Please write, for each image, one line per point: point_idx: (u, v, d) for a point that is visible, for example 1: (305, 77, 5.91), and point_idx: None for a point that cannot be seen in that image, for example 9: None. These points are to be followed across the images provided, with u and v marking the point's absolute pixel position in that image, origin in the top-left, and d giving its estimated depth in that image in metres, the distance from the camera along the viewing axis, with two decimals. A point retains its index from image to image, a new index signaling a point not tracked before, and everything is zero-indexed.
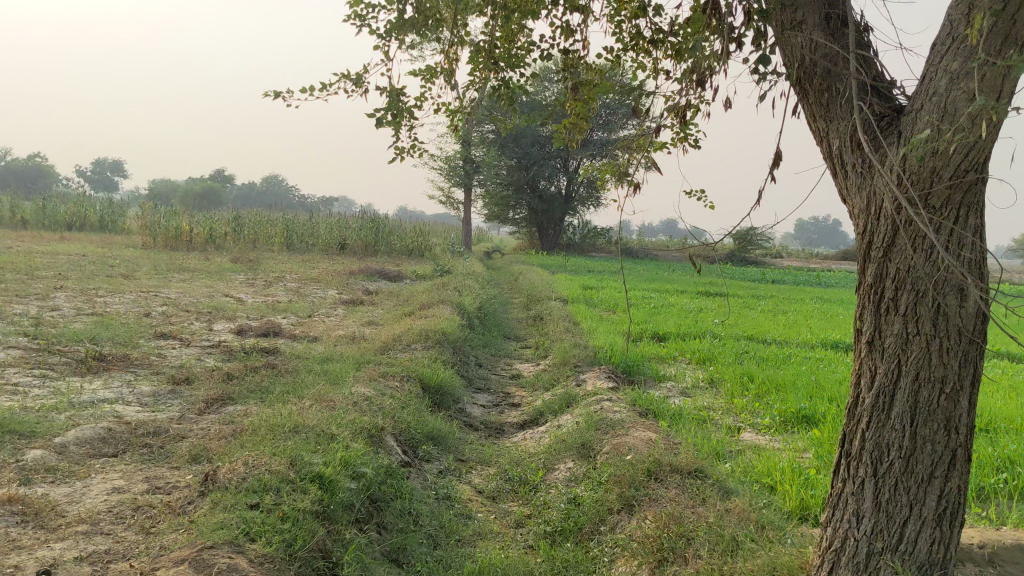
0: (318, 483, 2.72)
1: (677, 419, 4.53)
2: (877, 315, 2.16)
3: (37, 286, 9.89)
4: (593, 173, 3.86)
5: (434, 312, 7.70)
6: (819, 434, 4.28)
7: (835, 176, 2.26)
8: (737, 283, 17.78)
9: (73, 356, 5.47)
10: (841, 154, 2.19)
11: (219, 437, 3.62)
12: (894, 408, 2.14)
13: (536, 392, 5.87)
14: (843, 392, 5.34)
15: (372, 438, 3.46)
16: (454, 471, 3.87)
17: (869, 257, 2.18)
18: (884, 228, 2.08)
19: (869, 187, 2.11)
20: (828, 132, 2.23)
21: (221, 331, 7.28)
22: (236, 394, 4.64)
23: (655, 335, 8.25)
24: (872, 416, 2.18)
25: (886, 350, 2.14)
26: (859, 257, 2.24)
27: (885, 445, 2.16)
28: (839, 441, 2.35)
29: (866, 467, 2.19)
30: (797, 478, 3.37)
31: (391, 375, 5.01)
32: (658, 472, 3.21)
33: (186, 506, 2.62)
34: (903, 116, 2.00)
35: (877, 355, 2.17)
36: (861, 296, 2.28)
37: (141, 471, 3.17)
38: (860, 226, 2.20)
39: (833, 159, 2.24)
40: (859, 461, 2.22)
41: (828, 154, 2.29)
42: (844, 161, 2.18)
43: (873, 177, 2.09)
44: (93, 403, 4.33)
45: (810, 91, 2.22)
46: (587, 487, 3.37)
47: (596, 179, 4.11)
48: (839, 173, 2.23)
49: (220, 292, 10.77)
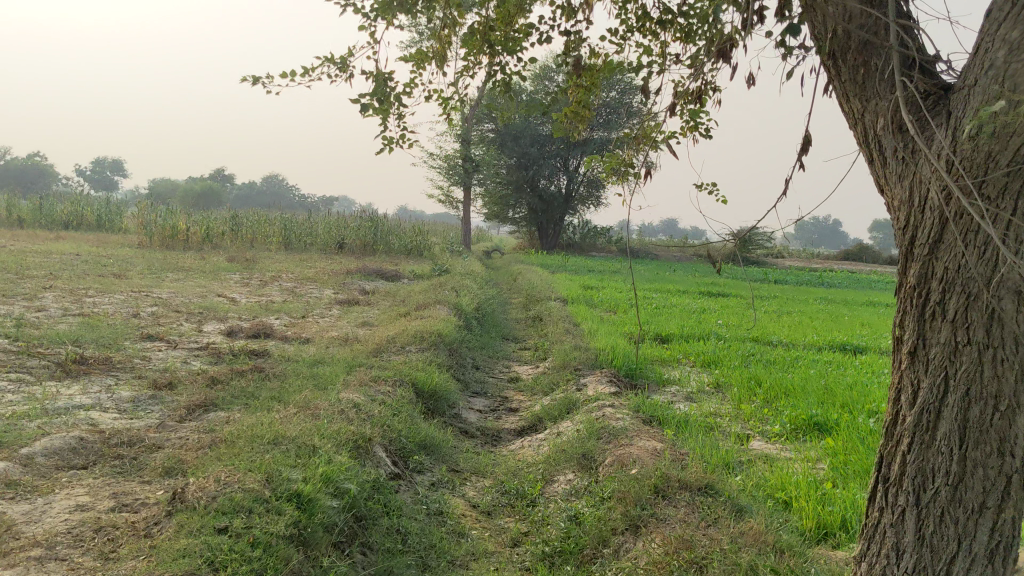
0: (295, 502, 2.51)
1: (683, 428, 4.31)
2: (921, 323, 1.98)
3: (25, 286, 9.66)
4: (595, 166, 3.64)
5: (431, 313, 7.48)
6: (833, 444, 4.06)
7: (873, 164, 2.07)
8: (739, 283, 17.58)
9: (52, 359, 5.24)
10: (881, 138, 2.00)
11: (196, 447, 3.39)
12: (940, 428, 1.95)
13: (535, 396, 5.64)
14: (855, 398, 5.13)
15: (358, 450, 3.24)
16: (447, 482, 3.65)
17: (913, 256, 1.99)
18: (931, 222, 1.90)
19: (912, 177, 1.92)
20: (865, 114, 2.04)
21: (211, 332, 7.05)
22: (220, 400, 4.41)
23: (658, 337, 8.03)
24: (915, 437, 2.01)
25: (930, 362, 1.96)
26: (902, 256, 2.06)
27: (930, 469, 1.98)
28: (879, 463, 2.19)
29: (909, 495, 2.03)
30: (813, 493, 3.15)
31: (382, 379, 4.79)
32: (665, 489, 2.98)
33: (151, 528, 2.40)
34: (954, 94, 1.81)
35: (922, 367, 1.99)
36: (904, 299, 2.10)
37: (109, 486, 2.94)
38: (903, 221, 2.02)
39: (870, 144, 2.06)
40: (900, 488, 2.06)
41: (866, 138, 2.09)
42: (884, 146, 1.99)
43: (917, 164, 1.90)
44: (68, 409, 4.10)
45: (845, 66, 2.03)
46: (589, 502, 3.15)
47: (599, 173, 3.88)
48: (879, 160, 2.05)
49: (214, 291, 10.54)
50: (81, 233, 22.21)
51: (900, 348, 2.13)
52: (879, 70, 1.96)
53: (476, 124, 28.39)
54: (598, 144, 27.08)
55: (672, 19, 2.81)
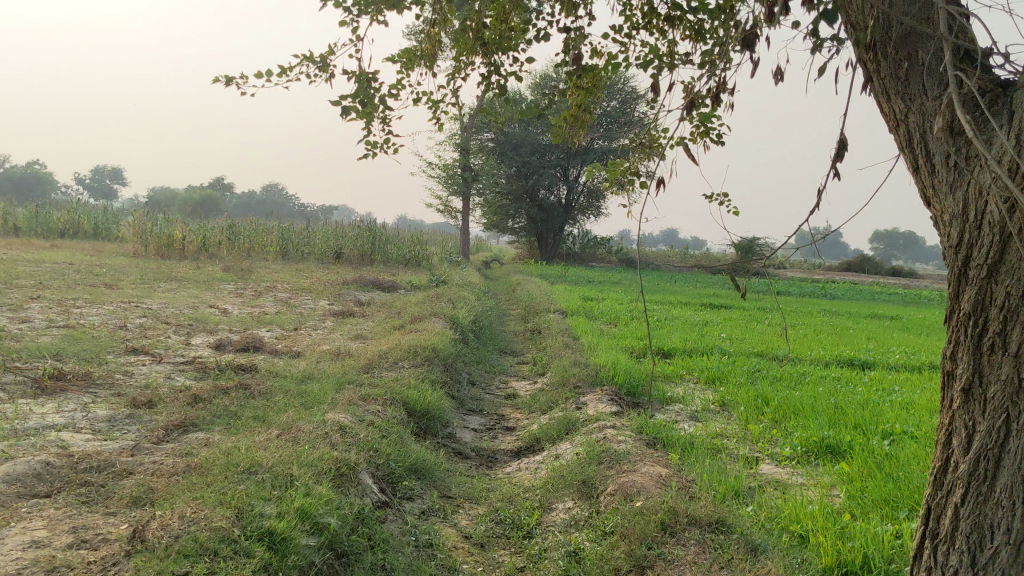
0: (267, 542, 2.35)
1: (689, 451, 4.10)
2: (979, 356, 1.82)
3: (12, 296, 9.43)
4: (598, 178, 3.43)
5: (427, 326, 7.26)
6: (848, 469, 3.85)
7: (918, 173, 1.90)
8: (740, 295, 17.37)
9: (28, 374, 5.02)
10: (928, 143, 1.83)
11: (169, 473, 3.17)
12: (999, 480, 1.80)
13: (533, 414, 5.41)
14: (866, 418, 4.92)
15: (340, 478, 3.01)
16: (438, 511, 3.41)
17: (966, 281, 1.83)
18: (991, 242, 1.73)
19: (970, 194, 1.75)
20: (907, 116, 1.86)
21: (198, 346, 6.83)
22: (200, 419, 4.19)
23: (660, 351, 7.81)
24: (970, 487, 1.86)
25: (988, 404, 1.81)
26: (953, 282, 1.90)
27: (987, 526, 1.83)
28: (925, 517, 2.04)
29: (962, 555, 1.88)
30: (832, 526, 2.93)
31: (373, 398, 4.57)
32: (672, 525, 2.77)
33: (105, 570, 2.14)
34: (1018, 90, 1.63)
35: (977, 409, 1.84)
36: (952, 329, 1.94)
37: (68, 520, 2.71)
38: (954, 239, 1.85)
39: (913, 150, 1.88)
40: (952, 547, 1.91)
41: (905, 144, 1.91)
42: (933, 152, 1.82)
43: (977, 172, 1.72)
44: (37, 430, 3.86)
45: (885, 61, 1.87)
46: (590, 537, 2.93)
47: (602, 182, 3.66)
48: (924, 168, 1.87)
49: (205, 302, 10.32)
50: (77, 241, 21.99)
51: (950, 383, 1.97)
52: (925, 64, 1.80)
53: (475, 133, 28.26)
54: (598, 154, 27.35)
55: (680, 16, 2.60)
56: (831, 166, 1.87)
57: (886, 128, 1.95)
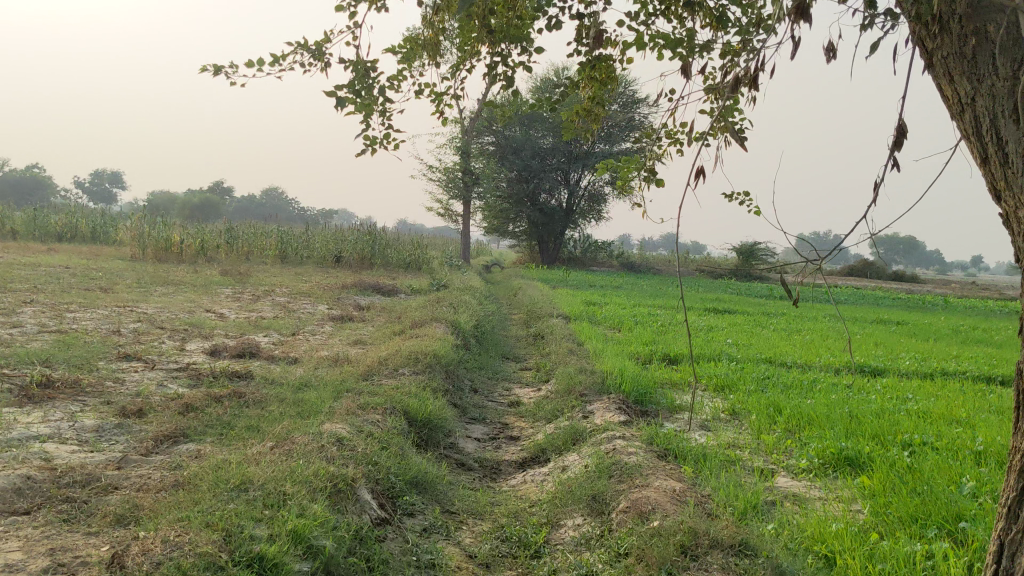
0: (257, 568, 2.18)
1: (702, 464, 3.93)
2: None
3: (4, 300, 9.25)
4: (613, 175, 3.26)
5: (428, 331, 7.10)
6: (869, 482, 3.68)
7: (990, 165, 1.76)
8: (743, 300, 17.21)
9: (15, 382, 4.84)
10: (1002, 131, 1.68)
11: (155, 488, 2.99)
12: None
13: (538, 423, 5.23)
14: (883, 427, 4.75)
15: (337, 495, 2.84)
16: (441, 528, 3.24)
17: None
18: None
19: None
20: (979, 101, 1.72)
21: (193, 351, 6.66)
22: (192, 429, 4.02)
23: (666, 358, 7.63)
24: None
25: None
26: None
27: None
28: (999, 542, 1.88)
29: None
30: (861, 548, 2.76)
31: (372, 407, 4.39)
32: (693, 549, 2.60)
33: None
34: None
35: None
36: None
37: (45, 540, 2.53)
38: None
39: (984, 140, 1.74)
40: None
41: (975, 133, 1.77)
42: (1008, 141, 1.67)
43: None
44: (20, 441, 3.68)
45: (955, 38, 1.74)
46: (603, 559, 2.75)
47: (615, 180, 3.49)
48: (996, 158, 1.73)
49: (202, 307, 10.16)
50: (74, 245, 21.81)
51: None
52: (998, 42, 1.67)
53: (475, 137, 28.10)
54: (599, 157, 27.26)
55: (700, 3, 2.43)
56: (890, 154, 1.73)
57: (952, 115, 1.82)
